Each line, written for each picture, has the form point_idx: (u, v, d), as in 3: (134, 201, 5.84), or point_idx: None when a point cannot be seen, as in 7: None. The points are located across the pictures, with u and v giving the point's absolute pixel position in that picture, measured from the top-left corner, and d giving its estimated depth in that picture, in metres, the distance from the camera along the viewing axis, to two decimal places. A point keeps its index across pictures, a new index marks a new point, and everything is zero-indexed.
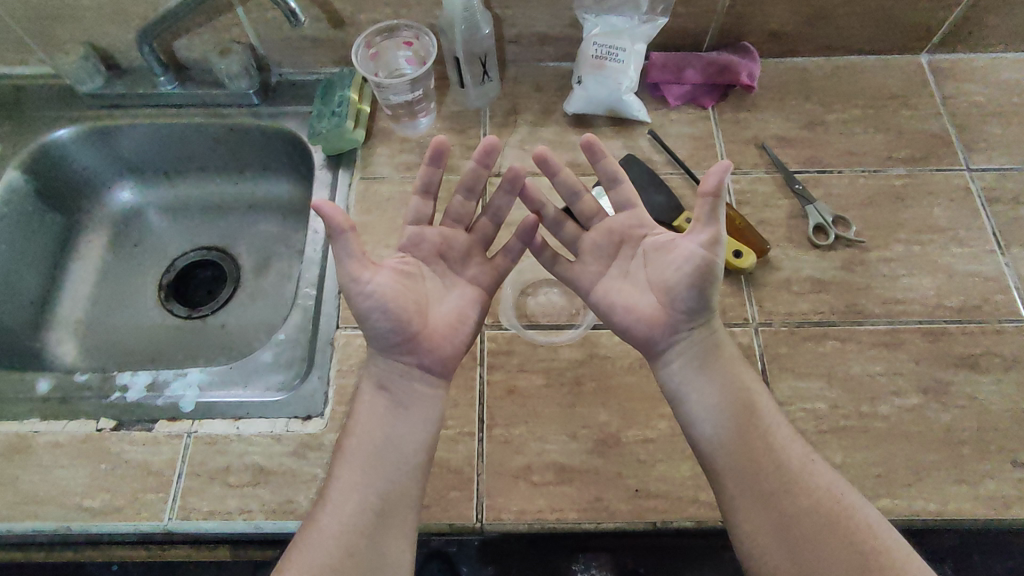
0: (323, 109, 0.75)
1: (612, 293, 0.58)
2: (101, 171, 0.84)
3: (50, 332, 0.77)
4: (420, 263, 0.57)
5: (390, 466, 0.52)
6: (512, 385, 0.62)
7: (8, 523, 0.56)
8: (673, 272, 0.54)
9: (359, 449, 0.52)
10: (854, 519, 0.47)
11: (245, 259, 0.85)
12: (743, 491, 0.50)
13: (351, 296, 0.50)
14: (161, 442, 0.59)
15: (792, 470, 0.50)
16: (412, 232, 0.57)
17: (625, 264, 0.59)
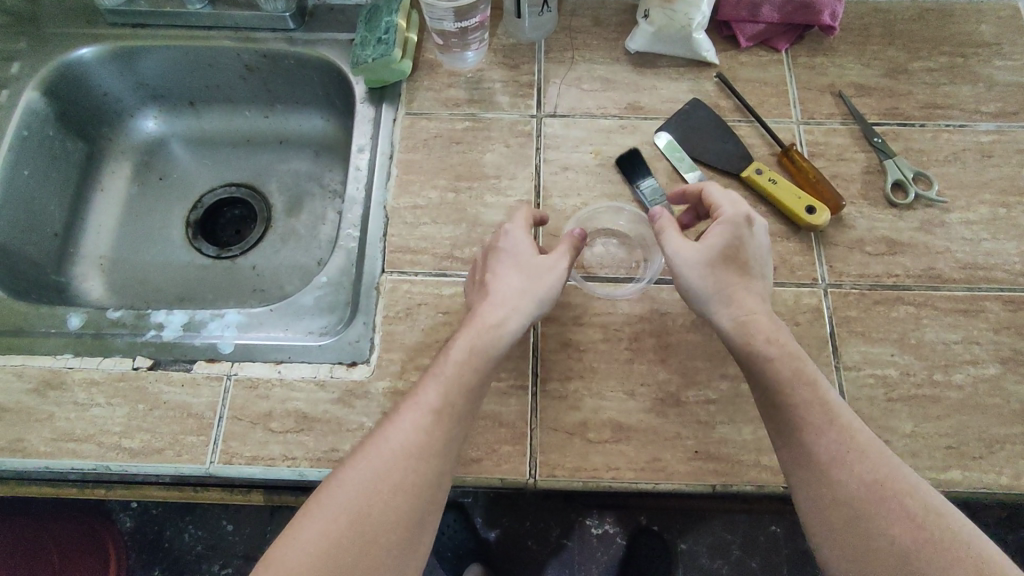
0: (367, 36, 0.69)
1: None
2: (124, 97, 0.79)
3: (74, 268, 0.74)
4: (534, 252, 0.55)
5: (403, 462, 0.47)
6: (567, 339, 0.59)
7: (45, 460, 0.54)
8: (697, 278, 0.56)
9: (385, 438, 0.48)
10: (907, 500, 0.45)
11: (276, 198, 0.80)
12: (794, 460, 0.48)
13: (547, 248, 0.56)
14: (200, 384, 0.57)
15: (850, 446, 0.47)
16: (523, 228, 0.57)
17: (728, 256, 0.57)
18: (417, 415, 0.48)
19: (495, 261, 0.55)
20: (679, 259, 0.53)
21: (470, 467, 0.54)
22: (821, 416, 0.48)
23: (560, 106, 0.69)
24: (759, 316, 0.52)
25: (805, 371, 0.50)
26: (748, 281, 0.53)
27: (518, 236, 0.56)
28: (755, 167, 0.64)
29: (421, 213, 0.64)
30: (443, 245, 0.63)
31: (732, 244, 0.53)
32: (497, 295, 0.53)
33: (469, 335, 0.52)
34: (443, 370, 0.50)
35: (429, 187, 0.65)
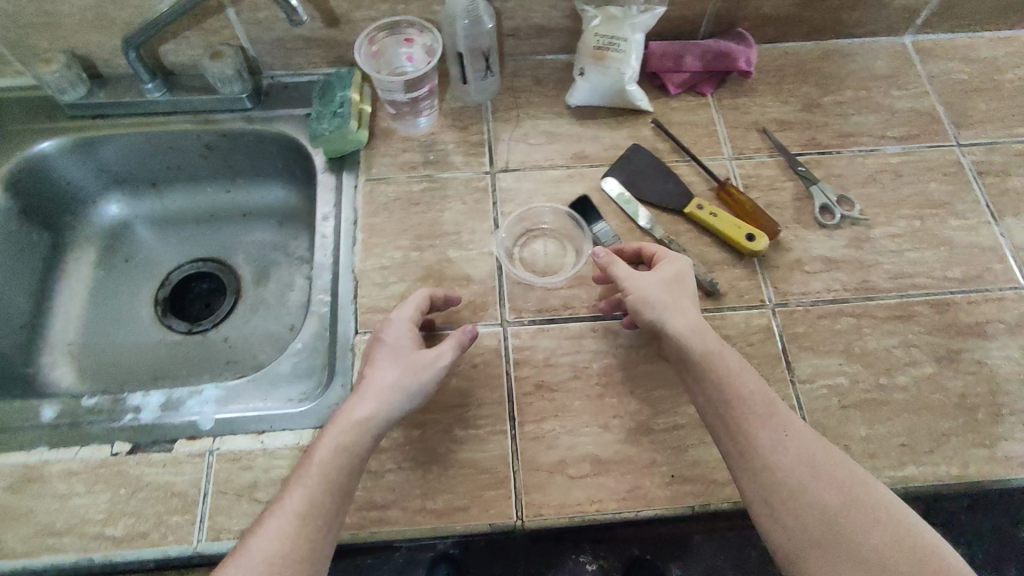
0: (323, 110, 0.73)
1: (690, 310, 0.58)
2: (86, 185, 0.80)
3: (43, 357, 0.74)
4: (404, 346, 0.55)
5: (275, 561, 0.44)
6: (540, 380, 0.62)
7: (25, 558, 0.53)
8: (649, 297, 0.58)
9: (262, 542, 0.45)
10: (843, 477, 0.48)
11: (245, 269, 0.83)
12: (740, 448, 0.51)
13: (414, 352, 0.55)
14: (182, 462, 0.57)
15: (790, 428, 0.51)
16: (406, 320, 0.58)
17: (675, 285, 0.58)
18: (283, 521, 0.46)
19: (378, 355, 0.55)
20: (625, 276, 0.58)
21: (458, 515, 0.56)
22: (760, 423, 0.51)
23: (511, 161, 0.74)
24: (703, 328, 0.56)
25: (747, 378, 0.54)
26: (693, 305, 0.58)
27: (401, 328, 0.57)
28: (696, 203, 0.69)
29: (389, 272, 0.67)
30: None
31: (670, 271, 0.59)
32: (368, 386, 0.53)
33: (335, 432, 0.51)
34: (308, 473, 0.49)
35: (394, 247, 0.68)
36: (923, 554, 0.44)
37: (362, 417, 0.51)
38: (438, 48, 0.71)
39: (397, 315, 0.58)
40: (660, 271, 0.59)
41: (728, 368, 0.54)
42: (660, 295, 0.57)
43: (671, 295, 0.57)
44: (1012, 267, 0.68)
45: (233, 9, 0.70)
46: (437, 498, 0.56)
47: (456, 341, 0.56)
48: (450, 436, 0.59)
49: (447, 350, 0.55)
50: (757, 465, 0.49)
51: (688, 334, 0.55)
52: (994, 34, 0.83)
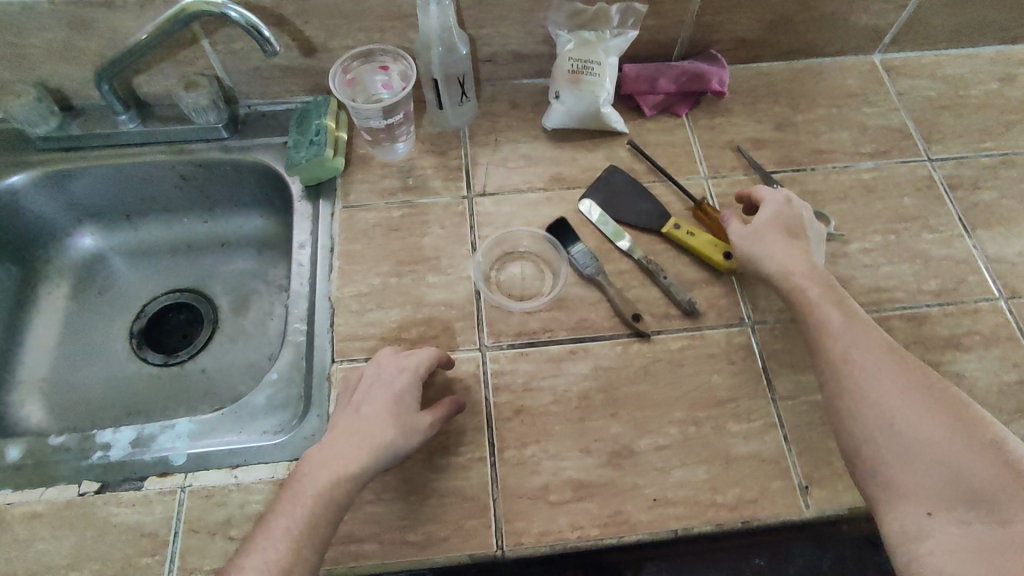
0: (300, 138, 0.73)
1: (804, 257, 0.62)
2: (59, 218, 0.79)
3: (12, 394, 0.72)
4: (403, 402, 0.55)
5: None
6: (520, 404, 0.61)
7: None
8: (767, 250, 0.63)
9: None
10: (919, 379, 0.51)
11: (223, 299, 0.82)
12: (824, 360, 0.54)
13: (411, 414, 0.55)
14: (153, 500, 0.55)
15: (869, 342, 0.53)
16: (413, 373, 0.57)
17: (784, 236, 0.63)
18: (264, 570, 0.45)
19: (376, 401, 0.55)
20: (738, 237, 0.64)
21: (438, 546, 0.54)
22: (842, 335, 0.54)
23: (489, 185, 0.74)
24: (807, 266, 0.60)
25: (835, 302, 0.57)
26: (800, 245, 0.62)
27: (407, 378, 0.56)
28: (673, 223, 0.69)
29: (366, 299, 0.66)
30: (390, 328, 0.65)
31: (775, 218, 0.64)
32: (360, 435, 0.52)
33: (317, 481, 0.50)
34: (296, 518, 0.48)
35: (372, 274, 0.68)
36: (992, 447, 0.47)
37: (353, 470, 0.50)
38: (411, 75, 0.71)
39: (406, 363, 0.58)
40: (768, 219, 0.64)
41: (812, 291, 0.58)
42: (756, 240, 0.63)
43: (778, 241, 0.62)
44: (987, 279, 0.69)
45: (207, 40, 0.70)
46: (417, 529, 0.55)
47: (445, 410, 0.57)
48: (430, 464, 0.57)
49: (436, 417, 0.56)
50: (836, 369, 0.53)
51: (779, 267, 0.61)
52: (960, 52, 0.85)
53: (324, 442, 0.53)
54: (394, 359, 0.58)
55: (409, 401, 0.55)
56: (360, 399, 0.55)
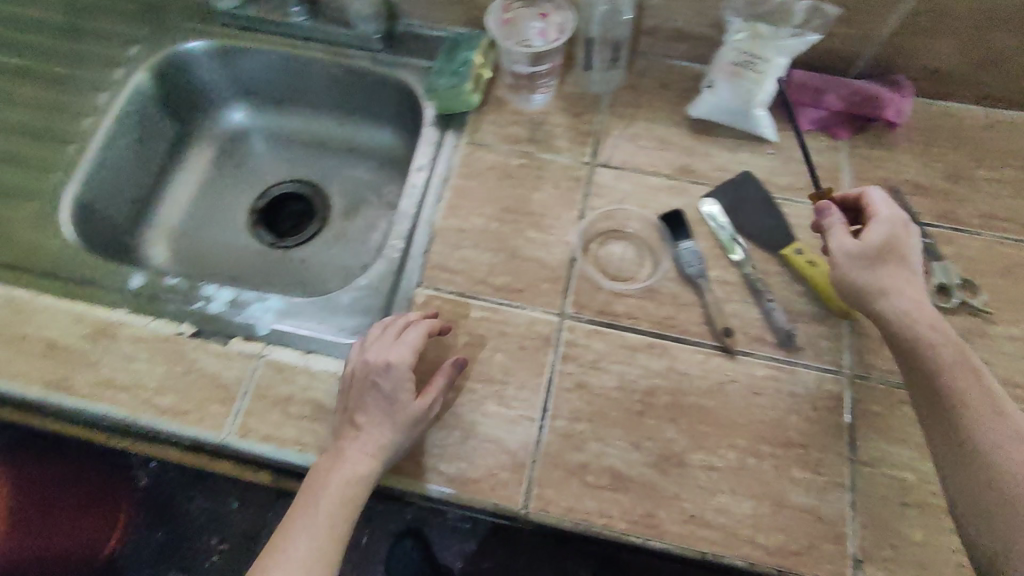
0: (445, 67, 0.74)
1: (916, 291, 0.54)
2: (220, 89, 0.86)
3: (146, 234, 0.81)
4: (397, 397, 0.55)
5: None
6: (582, 380, 0.60)
7: (87, 402, 0.59)
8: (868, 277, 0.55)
9: None
10: None
11: (336, 200, 0.86)
12: (948, 436, 0.47)
13: (406, 400, 0.55)
14: (232, 357, 0.61)
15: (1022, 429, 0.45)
16: (402, 365, 0.56)
17: (893, 263, 0.55)
18: (293, 569, 0.51)
19: (372, 404, 0.55)
20: (841, 252, 0.56)
21: (467, 486, 0.56)
22: (954, 371, 0.49)
23: (614, 158, 0.71)
24: (928, 313, 0.52)
25: (943, 328, 0.51)
26: (910, 280, 0.54)
27: (398, 373, 0.55)
28: (795, 247, 0.65)
29: (464, 237, 0.67)
30: (479, 269, 0.65)
31: (887, 241, 0.56)
32: (363, 441, 0.54)
33: (331, 486, 0.53)
34: (315, 522, 0.52)
35: (476, 214, 0.68)
36: None
37: (361, 475, 0.53)
38: (569, 31, 0.71)
39: (393, 357, 0.56)
40: (880, 239, 0.56)
41: (925, 317, 0.52)
42: (870, 270, 0.54)
43: (884, 269, 0.54)
44: None
45: None
46: (452, 463, 0.56)
47: (444, 380, 0.57)
48: (481, 408, 0.59)
49: (432, 394, 0.56)
50: (952, 410, 0.48)
51: (893, 297, 0.53)
52: None
53: (329, 451, 0.55)
54: (383, 348, 0.57)
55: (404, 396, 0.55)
56: (358, 406, 0.55)
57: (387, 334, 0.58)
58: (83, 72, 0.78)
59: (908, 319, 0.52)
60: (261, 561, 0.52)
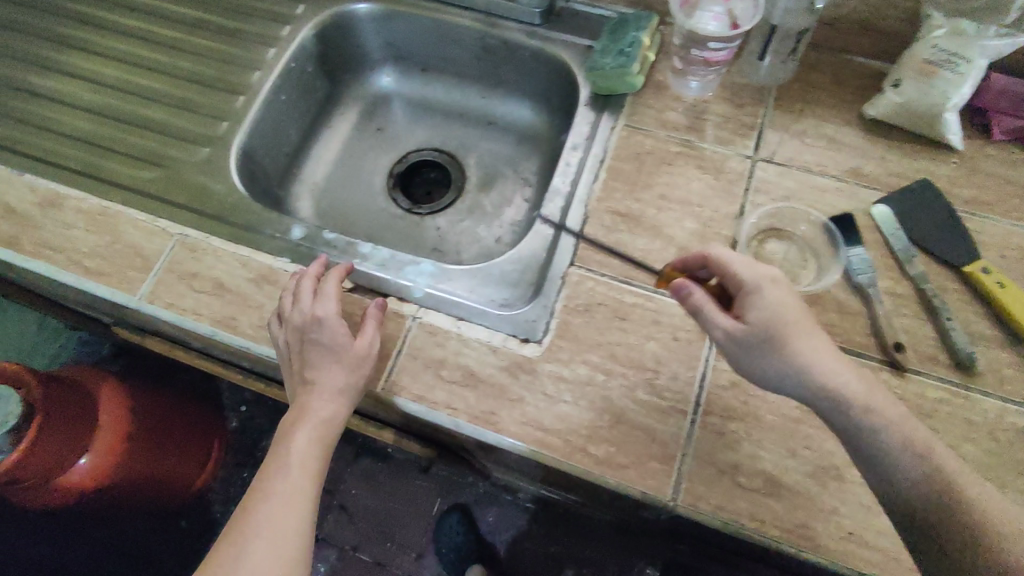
0: (610, 46, 0.71)
1: (819, 360, 0.49)
2: (372, 52, 0.88)
3: (293, 187, 0.84)
4: (326, 346, 0.59)
5: (287, 547, 0.55)
6: (737, 378, 0.58)
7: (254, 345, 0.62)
8: (781, 369, 0.49)
9: (271, 524, 0.55)
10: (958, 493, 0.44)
11: (473, 171, 0.87)
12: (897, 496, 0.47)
13: (335, 346, 0.59)
14: (389, 316, 0.63)
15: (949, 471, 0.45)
16: (331, 322, 0.59)
17: (783, 338, 0.49)
18: (280, 506, 0.56)
19: (319, 354, 0.59)
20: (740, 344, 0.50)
21: (616, 470, 0.56)
22: (853, 412, 0.48)
23: (777, 154, 0.68)
24: (849, 378, 0.49)
25: (877, 388, 0.49)
26: (813, 347, 0.49)
27: (334, 327, 0.59)
28: (979, 265, 0.60)
29: (619, 220, 0.66)
30: (633, 255, 0.64)
31: (762, 317, 0.49)
32: (322, 391, 0.58)
33: (304, 432, 0.58)
34: (290, 467, 0.58)
35: (632, 198, 0.67)
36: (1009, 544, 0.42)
37: (329, 419, 0.59)
38: (752, 17, 0.65)
39: (321, 313, 0.59)
40: (761, 315, 0.49)
41: (880, 403, 0.48)
42: (777, 352, 0.49)
43: (796, 348, 0.49)
44: None
45: None
46: (601, 446, 0.57)
47: (375, 317, 0.60)
48: (632, 394, 0.58)
49: (370, 337, 0.59)
50: (925, 491, 0.45)
51: (820, 368, 0.48)
52: None
53: (293, 402, 0.60)
54: (307, 308, 0.60)
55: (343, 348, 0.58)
56: (303, 361, 0.60)
57: (303, 292, 0.61)
58: (251, 27, 0.80)
59: (822, 387, 0.48)
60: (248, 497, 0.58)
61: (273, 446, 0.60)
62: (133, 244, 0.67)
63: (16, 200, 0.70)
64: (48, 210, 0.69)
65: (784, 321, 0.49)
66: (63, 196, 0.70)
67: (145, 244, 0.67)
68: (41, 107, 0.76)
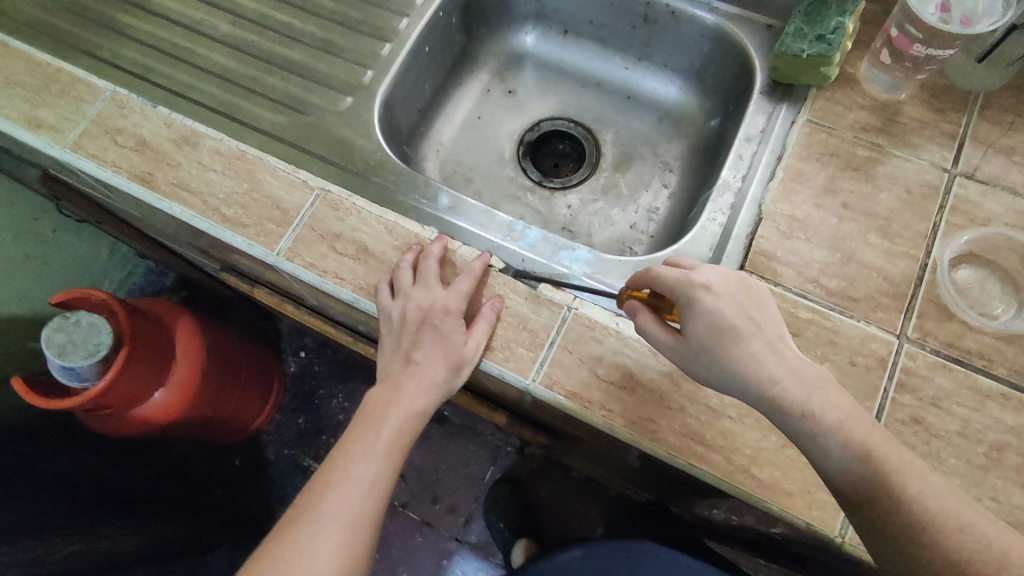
0: (806, 29, 0.65)
1: (750, 362, 0.47)
2: (516, 10, 0.84)
3: (422, 146, 0.81)
4: (438, 332, 0.58)
5: (355, 524, 0.54)
6: (920, 415, 0.54)
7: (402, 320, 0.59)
8: (728, 380, 0.48)
9: (346, 503, 0.55)
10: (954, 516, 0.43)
11: (608, 149, 0.84)
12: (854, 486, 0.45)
13: (447, 339, 0.58)
14: (542, 304, 0.58)
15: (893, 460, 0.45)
16: (452, 313, 0.58)
17: (727, 349, 0.48)
18: (353, 487, 0.55)
19: (428, 338, 0.59)
20: (685, 362, 0.51)
21: (780, 497, 0.52)
22: (834, 441, 0.45)
23: (981, 169, 0.62)
24: (789, 382, 0.47)
25: (818, 388, 0.47)
26: (741, 349, 0.48)
27: (454, 321, 0.58)
28: None
29: (795, 226, 0.61)
30: (810, 265, 0.60)
31: (706, 325, 0.49)
32: (421, 377, 0.59)
33: (396, 416, 0.58)
34: (376, 448, 0.57)
35: (811, 203, 0.62)
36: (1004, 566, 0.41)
37: (422, 407, 0.59)
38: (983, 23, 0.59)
39: (451, 305, 0.58)
40: (701, 325, 0.49)
41: (860, 435, 0.45)
42: (732, 373, 0.48)
43: (716, 352, 0.48)
44: None
45: None
46: (765, 469, 0.53)
47: (488, 321, 0.57)
48: None
49: (480, 339, 0.57)
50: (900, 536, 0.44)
51: (788, 396, 0.46)
52: None
53: (388, 380, 0.60)
54: (437, 296, 0.59)
55: (455, 341, 0.57)
56: (414, 344, 0.60)
57: (430, 274, 0.59)
58: None
59: (799, 415, 0.46)
60: (323, 475, 0.57)
61: (358, 421, 0.60)
62: (273, 194, 0.64)
63: (152, 134, 0.67)
64: (184, 149, 0.66)
65: (692, 322, 0.49)
66: (199, 135, 0.67)
67: (286, 196, 0.63)
68: (187, 40, 0.74)
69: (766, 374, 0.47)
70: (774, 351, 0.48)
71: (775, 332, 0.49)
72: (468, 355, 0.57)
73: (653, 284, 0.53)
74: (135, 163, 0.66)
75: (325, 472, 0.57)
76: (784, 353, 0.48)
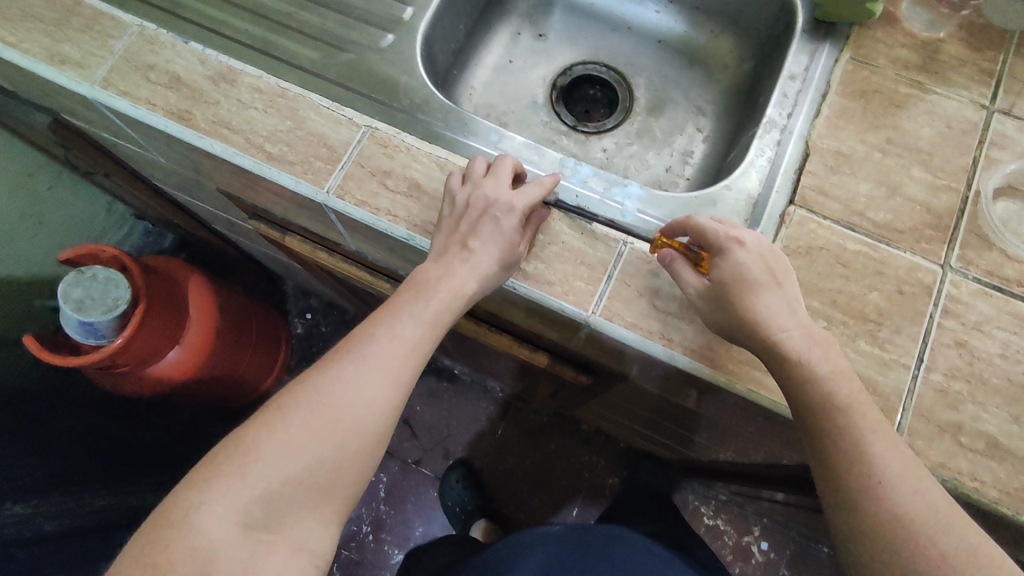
0: None
1: (764, 309, 0.50)
2: None
3: (457, 91, 0.80)
4: (496, 225, 0.56)
5: (397, 379, 0.51)
6: (963, 338, 0.56)
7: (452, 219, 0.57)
8: (734, 326, 0.52)
9: (383, 356, 0.52)
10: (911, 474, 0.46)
11: (641, 93, 0.84)
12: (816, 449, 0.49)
13: (499, 233, 0.56)
14: (598, 239, 0.59)
15: None
16: (517, 210, 0.56)
17: (749, 295, 0.51)
18: (395, 344, 0.52)
19: (485, 228, 0.56)
20: (702, 303, 0.54)
21: None
22: None
23: (1018, 107, 0.64)
24: (790, 334, 0.50)
25: (819, 343, 0.50)
26: (760, 300, 0.51)
27: (516, 219, 0.56)
28: None
29: (840, 160, 0.63)
30: (855, 200, 0.61)
31: (734, 270, 0.52)
32: (474, 264, 0.55)
33: (443, 285, 0.54)
34: (423, 312, 0.54)
35: (856, 139, 0.63)
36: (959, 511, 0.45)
37: (468, 292, 0.55)
38: None
39: (517, 203, 0.57)
40: (729, 270, 0.52)
41: None
42: (743, 321, 0.51)
43: (737, 298, 0.51)
44: None
45: None
46: None
47: (529, 232, 0.58)
48: (853, 344, 0.57)
49: (525, 243, 0.58)
50: None
51: (788, 346, 0.49)
52: None
53: (440, 260, 0.56)
54: (504, 191, 0.57)
55: (511, 238, 0.56)
56: (471, 231, 0.56)
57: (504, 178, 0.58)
58: None
59: (794, 361, 0.49)
60: (367, 328, 0.54)
61: (408, 286, 0.56)
62: (318, 132, 0.63)
63: (185, 70, 0.65)
64: (222, 86, 0.64)
65: (723, 269, 0.52)
66: (237, 71, 0.65)
67: (333, 134, 0.62)
68: None
69: (772, 325, 0.50)
70: (786, 306, 0.51)
71: (791, 296, 0.52)
72: (512, 262, 0.56)
73: (694, 234, 0.56)
74: (171, 101, 0.63)
75: (369, 323, 0.54)
76: (797, 310, 0.52)
